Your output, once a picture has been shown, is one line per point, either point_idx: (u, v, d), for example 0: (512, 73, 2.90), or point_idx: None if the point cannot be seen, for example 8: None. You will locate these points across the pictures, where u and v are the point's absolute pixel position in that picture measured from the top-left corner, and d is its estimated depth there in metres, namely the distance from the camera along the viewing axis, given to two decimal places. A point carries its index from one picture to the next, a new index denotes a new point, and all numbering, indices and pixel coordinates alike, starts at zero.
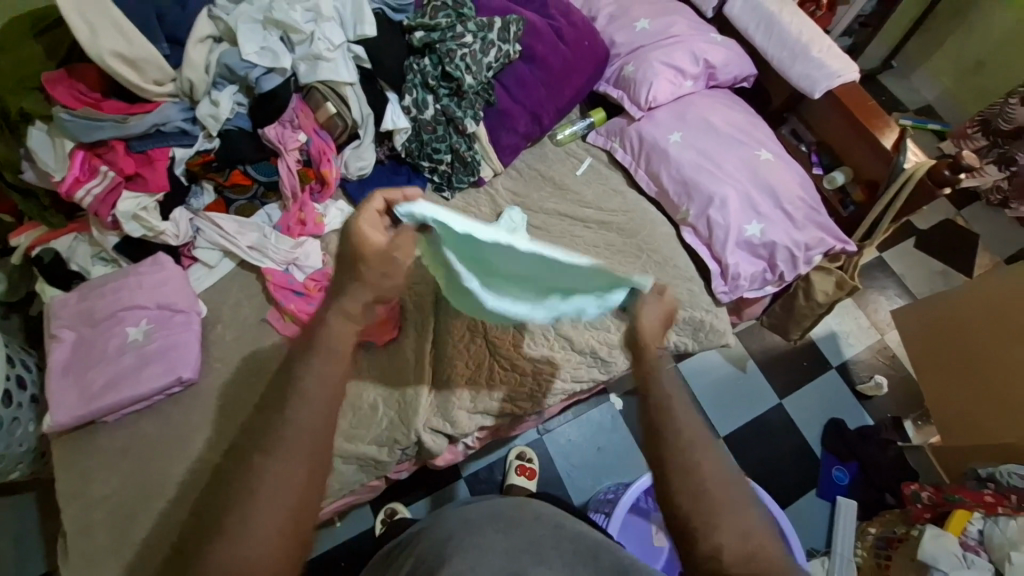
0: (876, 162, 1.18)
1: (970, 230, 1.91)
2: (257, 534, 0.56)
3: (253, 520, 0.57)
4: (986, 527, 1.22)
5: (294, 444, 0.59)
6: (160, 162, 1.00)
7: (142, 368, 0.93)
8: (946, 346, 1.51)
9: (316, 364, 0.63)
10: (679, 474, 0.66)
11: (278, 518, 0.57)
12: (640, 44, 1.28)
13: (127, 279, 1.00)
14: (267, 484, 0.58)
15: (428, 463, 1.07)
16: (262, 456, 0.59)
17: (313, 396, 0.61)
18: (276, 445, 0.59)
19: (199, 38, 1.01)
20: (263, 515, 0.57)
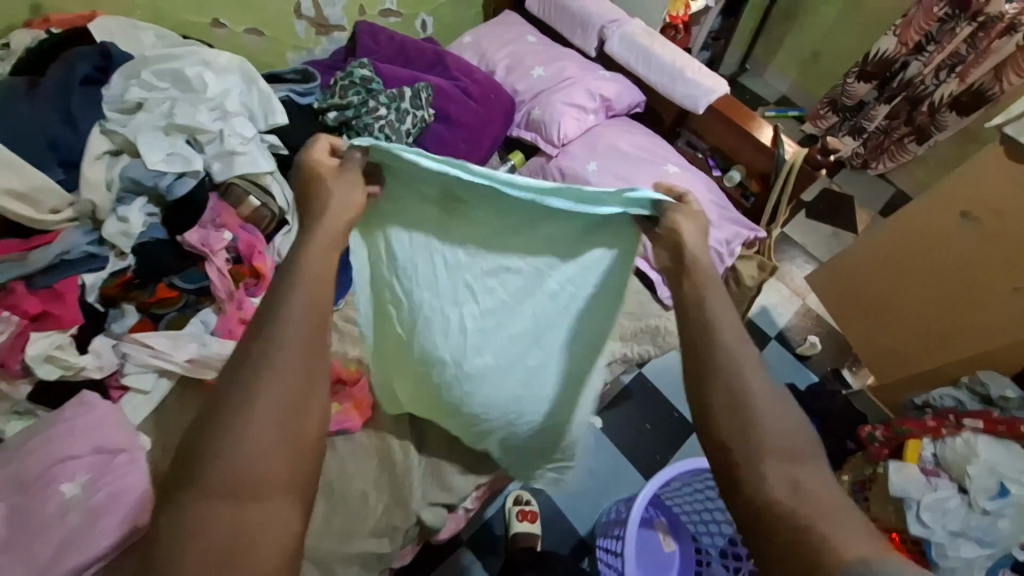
0: (760, 156, 1.36)
1: (845, 193, 2.22)
2: (259, 442, 0.51)
3: (256, 425, 0.51)
4: (939, 449, 1.36)
5: (290, 361, 0.55)
6: (71, 294, 0.93)
7: (90, 527, 0.81)
8: (856, 299, 1.74)
9: (302, 294, 0.59)
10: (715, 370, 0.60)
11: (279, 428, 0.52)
12: (541, 89, 1.39)
13: (52, 429, 0.88)
14: (270, 397, 0.52)
15: (433, 539, 1.01)
16: (263, 370, 0.54)
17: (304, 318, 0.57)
18: (269, 360, 0.54)
19: (94, 155, 0.96)
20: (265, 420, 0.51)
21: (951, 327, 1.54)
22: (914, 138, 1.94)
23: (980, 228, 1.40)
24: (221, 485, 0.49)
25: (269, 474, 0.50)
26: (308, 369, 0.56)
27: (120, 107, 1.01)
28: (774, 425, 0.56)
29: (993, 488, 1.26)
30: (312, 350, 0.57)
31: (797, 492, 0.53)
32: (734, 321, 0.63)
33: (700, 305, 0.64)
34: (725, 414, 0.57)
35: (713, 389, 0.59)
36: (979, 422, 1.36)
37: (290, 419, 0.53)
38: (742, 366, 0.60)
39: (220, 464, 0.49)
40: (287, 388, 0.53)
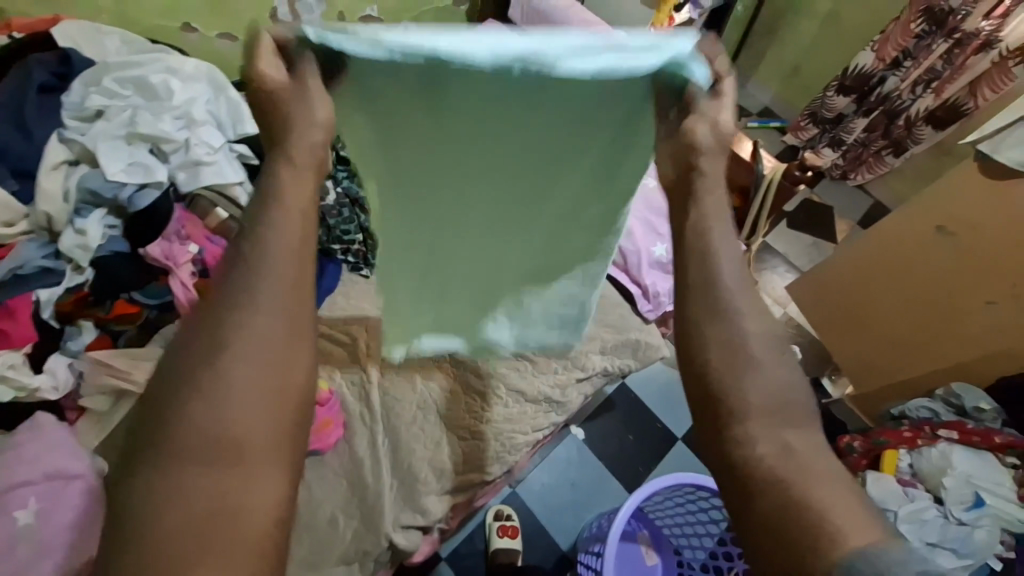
0: (741, 171, 1.34)
1: (825, 203, 2.25)
2: (236, 399, 0.44)
3: (230, 382, 0.44)
4: (915, 460, 1.38)
5: (262, 309, 0.46)
6: (23, 311, 0.87)
7: (38, 560, 0.77)
8: (841, 305, 1.73)
9: (266, 234, 0.49)
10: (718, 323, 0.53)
11: (257, 383, 0.45)
12: None
13: (6, 454, 0.84)
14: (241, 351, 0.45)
15: (406, 562, 0.98)
16: (233, 320, 0.46)
17: (271, 262, 0.48)
18: (239, 305, 0.46)
19: (51, 164, 0.92)
20: (239, 375, 0.44)
21: (940, 330, 1.53)
22: (892, 151, 1.97)
23: (957, 242, 1.42)
24: (191, 448, 0.42)
25: (242, 435, 0.43)
26: (287, 313, 0.47)
27: (80, 115, 0.97)
28: (776, 380, 0.50)
29: (968, 498, 1.28)
30: (288, 289, 0.49)
31: (789, 457, 0.47)
32: (738, 267, 0.56)
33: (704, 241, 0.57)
34: (722, 354, 0.52)
35: (708, 331, 0.53)
36: (954, 433, 1.38)
37: (277, 365, 0.46)
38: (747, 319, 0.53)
39: (187, 424, 0.42)
40: (262, 338, 0.46)
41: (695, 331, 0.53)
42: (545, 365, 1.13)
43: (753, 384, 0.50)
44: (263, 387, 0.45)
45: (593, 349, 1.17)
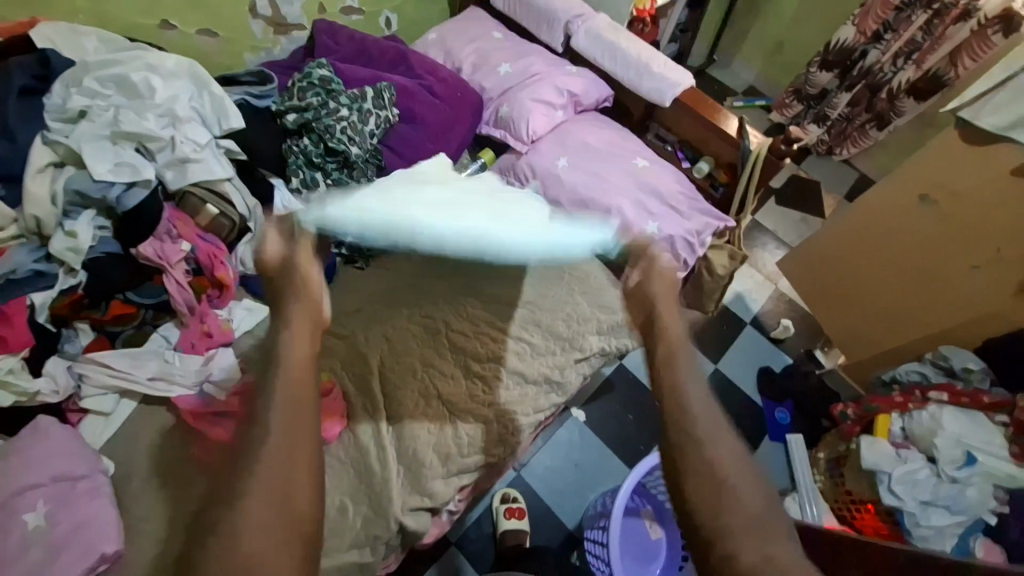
0: (728, 148, 1.38)
1: (812, 179, 2.27)
2: (249, 531, 0.48)
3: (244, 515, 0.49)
4: (907, 423, 1.42)
5: (273, 450, 0.53)
6: (18, 316, 0.87)
7: (49, 561, 0.78)
8: (826, 281, 1.78)
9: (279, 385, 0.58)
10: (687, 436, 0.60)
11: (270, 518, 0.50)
12: (507, 86, 1.38)
13: (9, 459, 0.83)
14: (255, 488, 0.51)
15: (417, 546, 1.00)
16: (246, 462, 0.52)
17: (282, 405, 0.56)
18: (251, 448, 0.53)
19: (37, 167, 0.91)
20: (252, 508, 0.49)
21: (924, 301, 1.57)
22: (875, 124, 2.00)
23: (939, 208, 1.45)
24: None
25: (256, 564, 0.47)
26: (293, 451, 0.54)
27: (63, 117, 0.96)
28: (749, 488, 0.57)
29: (960, 457, 1.31)
30: (293, 445, 0.54)
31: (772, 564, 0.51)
32: (712, 407, 0.62)
33: (674, 387, 0.64)
34: (702, 489, 0.56)
35: (687, 459, 0.58)
36: (944, 395, 1.43)
37: (284, 498, 0.51)
38: (709, 429, 0.60)
39: (208, 557, 0.47)
40: (271, 477, 0.51)
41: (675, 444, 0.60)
42: (543, 346, 1.15)
43: (726, 499, 0.56)
44: (275, 520, 0.50)
45: (590, 330, 1.19)
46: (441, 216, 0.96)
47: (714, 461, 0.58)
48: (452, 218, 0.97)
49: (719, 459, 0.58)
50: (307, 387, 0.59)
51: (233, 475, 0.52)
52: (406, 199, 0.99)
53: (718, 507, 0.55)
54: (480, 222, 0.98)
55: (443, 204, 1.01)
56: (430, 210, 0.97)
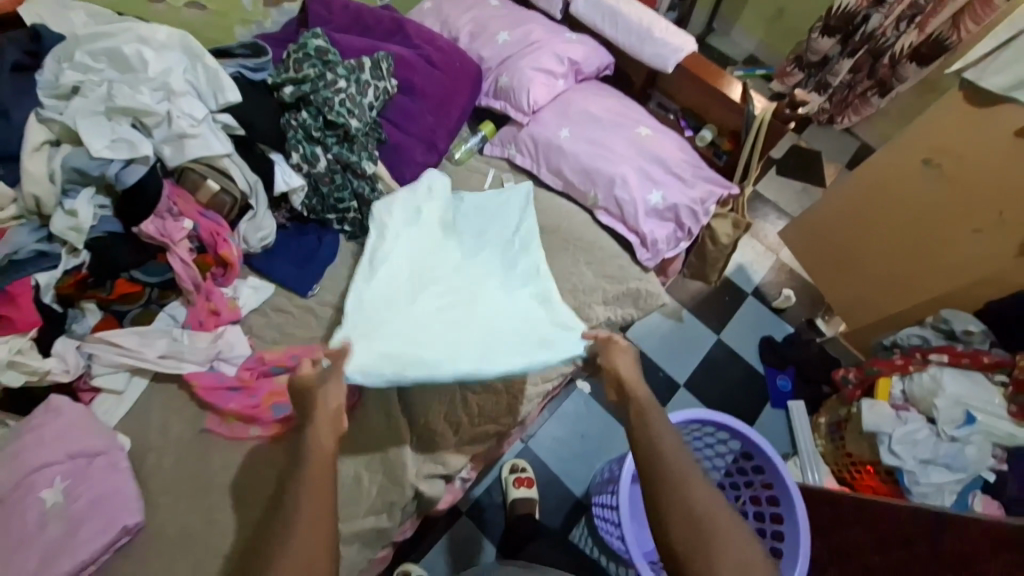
0: (731, 114, 1.37)
1: (813, 148, 2.25)
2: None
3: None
4: (907, 386, 1.44)
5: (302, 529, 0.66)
6: (22, 296, 0.86)
7: (72, 534, 0.80)
8: (825, 249, 1.78)
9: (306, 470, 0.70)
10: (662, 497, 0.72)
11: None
12: (507, 55, 1.35)
13: (23, 438, 0.84)
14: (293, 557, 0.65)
15: (431, 513, 1.03)
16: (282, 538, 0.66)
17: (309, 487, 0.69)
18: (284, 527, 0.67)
19: (33, 145, 0.90)
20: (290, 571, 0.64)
21: (922, 269, 1.59)
22: (877, 91, 1.96)
23: (942, 173, 1.44)
24: None
25: None
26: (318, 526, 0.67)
27: (56, 93, 0.93)
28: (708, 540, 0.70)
29: (959, 417, 1.34)
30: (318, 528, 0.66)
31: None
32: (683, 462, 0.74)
33: (649, 438, 0.76)
34: (677, 525, 0.70)
35: (661, 499, 0.72)
36: (944, 356, 1.43)
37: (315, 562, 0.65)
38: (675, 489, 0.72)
39: None
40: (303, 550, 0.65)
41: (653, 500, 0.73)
42: None
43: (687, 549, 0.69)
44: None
45: (596, 300, 1.19)
46: (445, 324, 0.94)
47: (683, 517, 0.70)
48: (453, 323, 0.94)
49: (693, 498, 0.71)
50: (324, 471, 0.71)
51: (275, 539, 0.66)
52: (414, 287, 0.99)
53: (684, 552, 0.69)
54: (476, 342, 0.91)
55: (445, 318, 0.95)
56: (433, 322, 0.93)
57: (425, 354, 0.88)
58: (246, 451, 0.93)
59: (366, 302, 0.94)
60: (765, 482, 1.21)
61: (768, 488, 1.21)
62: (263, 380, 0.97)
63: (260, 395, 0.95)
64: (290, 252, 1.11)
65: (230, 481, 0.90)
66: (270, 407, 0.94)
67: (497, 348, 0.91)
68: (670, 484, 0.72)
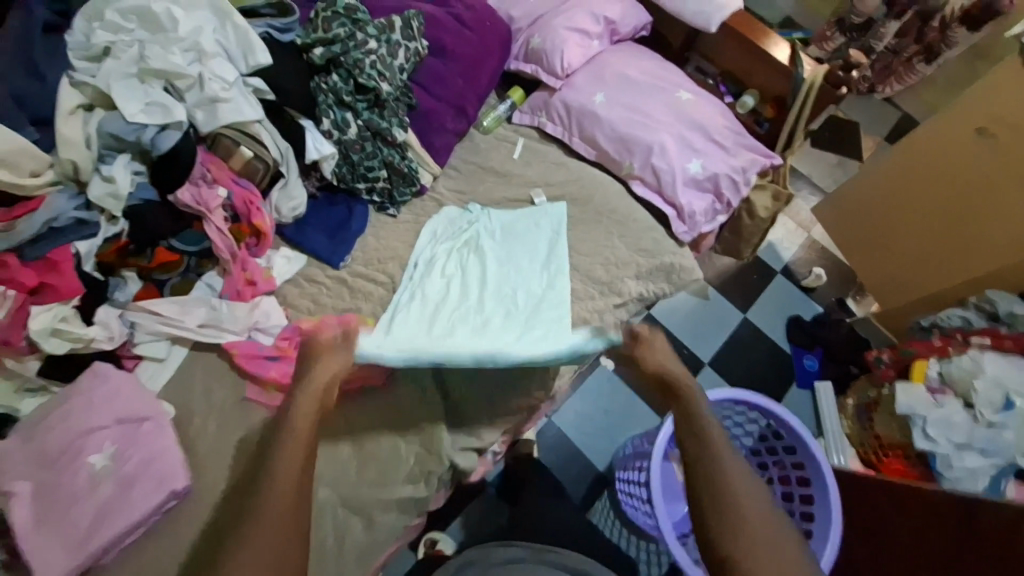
0: (777, 79, 1.30)
1: (850, 119, 2.13)
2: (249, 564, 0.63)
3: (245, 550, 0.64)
4: (945, 368, 1.39)
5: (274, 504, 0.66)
6: (65, 264, 0.88)
7: (124, 494, 0.83)
8: (858, 227, 1.73)
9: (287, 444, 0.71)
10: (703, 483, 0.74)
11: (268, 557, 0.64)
12: (539, 14, 1.28)
13: (71, 404, 0.87)
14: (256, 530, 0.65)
15: (463, 482, 1.04)
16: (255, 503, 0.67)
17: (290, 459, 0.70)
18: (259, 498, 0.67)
19: (67, 110, 0.89)
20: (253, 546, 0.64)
21: (962, 246, 1.53)
22: (924, 58, 1.85)
23: (997, 143, 1.36)
24: None
25: None
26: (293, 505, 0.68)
27: (87, 54, 0.92)
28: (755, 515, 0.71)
29: (998, 401, 1.31)
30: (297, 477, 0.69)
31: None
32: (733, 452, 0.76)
33: (697, 429, 0.78)
34: (707, 502, 0.73)
35: (695, 478, 0.75)
36: (987, 339, 1.39)
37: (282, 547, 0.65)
38: (731, 475, 0.74)
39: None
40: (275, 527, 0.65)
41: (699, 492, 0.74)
42: (582, 291, 1.13)
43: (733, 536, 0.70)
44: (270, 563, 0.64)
45: (630, 274, 1.16)
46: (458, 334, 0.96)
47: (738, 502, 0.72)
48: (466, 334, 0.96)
49: (740, 502, 0.72)
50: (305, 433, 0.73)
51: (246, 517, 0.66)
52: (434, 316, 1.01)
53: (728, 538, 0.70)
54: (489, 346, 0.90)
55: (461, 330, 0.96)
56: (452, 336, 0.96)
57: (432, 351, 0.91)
58: None
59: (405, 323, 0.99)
60: (796, 463, 1.20)
61: (799, 468, 1.20)
62: None
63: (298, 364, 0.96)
64: (322, 222, 1.10)
65: None
66: None
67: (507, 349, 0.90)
68: (711, 475, 0.74)
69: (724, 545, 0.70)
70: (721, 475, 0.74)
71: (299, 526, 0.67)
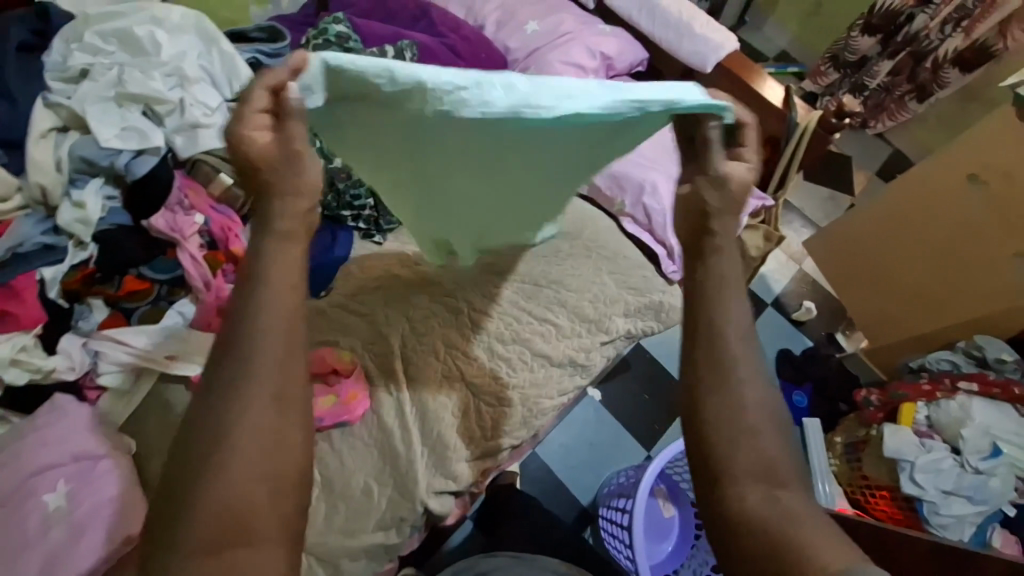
0: (771, 119, 1.26)
1: (843, 153, 2.14)
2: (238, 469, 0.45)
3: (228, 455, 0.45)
4: (933, 412, 1.38)
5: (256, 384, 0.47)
6: (28, 291, 0.85)
7: (74, 542, 0.77)
8: (854, 261, 1.72)
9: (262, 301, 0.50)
10: (708, 356, 0.55)
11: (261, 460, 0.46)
12: (535, 47, 1.28)
13: (27, 439, 0.82)
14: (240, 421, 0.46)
15: (440, 525, 0.99)
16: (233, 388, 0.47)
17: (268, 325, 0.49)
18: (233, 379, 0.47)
19: (39, 133, 0.87)
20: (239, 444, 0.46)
21: (955, 288, 1.52)
22: (915, 96, 1.87)
23: (988, 190, 1.36)
24: (204, 529, 0.44)
25: (250, 521, 0.45)
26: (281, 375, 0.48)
27: (63, 75, 0.91)
28: (755, 391, 0.54)
29: (986, 448, 1.29)
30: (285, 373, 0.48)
31: (776, 508, 0.49)
32: (745, 313, 0.57)
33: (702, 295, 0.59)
34: (710, 392, 0.53)
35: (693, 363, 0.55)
36: (974, 384, 1.37)
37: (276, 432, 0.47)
38: (735, 351, 0.55)
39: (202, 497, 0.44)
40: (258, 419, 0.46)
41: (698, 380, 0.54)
42: (569, 329, 1.10)
43: (737, 434, 0.52)
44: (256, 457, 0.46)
45: (618, 312, 1.14)
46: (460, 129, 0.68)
47: (738, 376, 0.54)
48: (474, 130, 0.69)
49: (743, 383, 0.54)
50: (298, 286, 0.52)
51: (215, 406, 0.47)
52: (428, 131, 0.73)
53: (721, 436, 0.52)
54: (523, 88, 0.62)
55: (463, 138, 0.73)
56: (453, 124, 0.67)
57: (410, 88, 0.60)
58: None
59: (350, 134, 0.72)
60: None
61: None
62: None
63: None
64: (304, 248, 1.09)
65: None
66: None
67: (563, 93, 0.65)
68: (715, 353, 0.55)
69: (716, 444, 0.52)
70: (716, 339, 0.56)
71: (290, 457, 0.47)
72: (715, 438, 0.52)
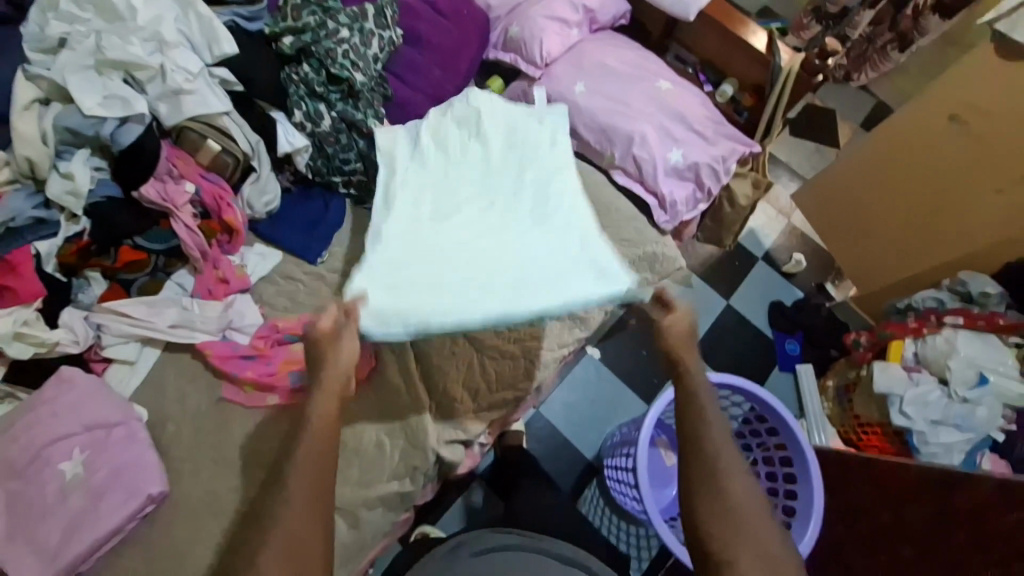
0: (756, 67, 1.30)
1: (827, 107, 2.14)
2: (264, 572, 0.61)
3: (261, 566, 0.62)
4: (920, 348, 1.43)
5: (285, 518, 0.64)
6: (25, 266, 0.85)
7: (96, 504, 0.81)
8: (839, 211, 1.73)
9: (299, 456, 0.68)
10: (705, 483, 0.72)
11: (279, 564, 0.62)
12: (517, 4, 1.27)
13: (37, 412, 0.84)
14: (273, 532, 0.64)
15: (451, 476, 1.04)
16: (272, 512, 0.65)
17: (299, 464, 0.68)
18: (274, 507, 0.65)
19: (23, 105, 0.86)
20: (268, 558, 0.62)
21: (938, 231, 1.55)
22: (897, 45, 1.86)
23: (969, 129, 1.39)
24: None
25: None
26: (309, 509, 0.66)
27: (41, 46, 0.90)
28: (748, 504, 0.71)
29: (972, 378, 1.35)
30: (316, 495, 0.67)
31: None
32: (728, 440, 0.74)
33: (694, 428, 0.75)
34: (711, 510, 0.70)
35: (695, 485, 0.72)
36: (960, 318, 1.41)
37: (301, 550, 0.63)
38: (722, 468, 0.72)
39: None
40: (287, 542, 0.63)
41: (698, 499, 0.71)
42: None
43: (736, 546, 0.69)
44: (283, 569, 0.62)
45: None
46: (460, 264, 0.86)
47: (732, 496, 0.71)
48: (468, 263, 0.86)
49: (733, 496, 0.71)
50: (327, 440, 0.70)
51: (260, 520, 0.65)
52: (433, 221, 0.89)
53: (723, 544, 0.69)
54: (503, 280, 0.85)
55: (468, 245, 0.87)
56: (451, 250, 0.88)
57: (432, 279, 0.85)
58: (264, 420, 0.92)
59: (385, 235, 0.87)
60: (779, 443, 1.22)
61: (781, 450, 1.22)
62: (278, 349, 0.96)
63: (276, 362, 0.94)
64: (295, 216, 1.06)
65: (249, 454, 0.90)
66: (287, 374, 0.93)
67: (529, 287, 0.85)
68: (706, 475, 0.72)
69: (724, 553, 0.69)
70: (714, 460, 0.73)
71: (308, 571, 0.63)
72: (724, 550, 0.69)
